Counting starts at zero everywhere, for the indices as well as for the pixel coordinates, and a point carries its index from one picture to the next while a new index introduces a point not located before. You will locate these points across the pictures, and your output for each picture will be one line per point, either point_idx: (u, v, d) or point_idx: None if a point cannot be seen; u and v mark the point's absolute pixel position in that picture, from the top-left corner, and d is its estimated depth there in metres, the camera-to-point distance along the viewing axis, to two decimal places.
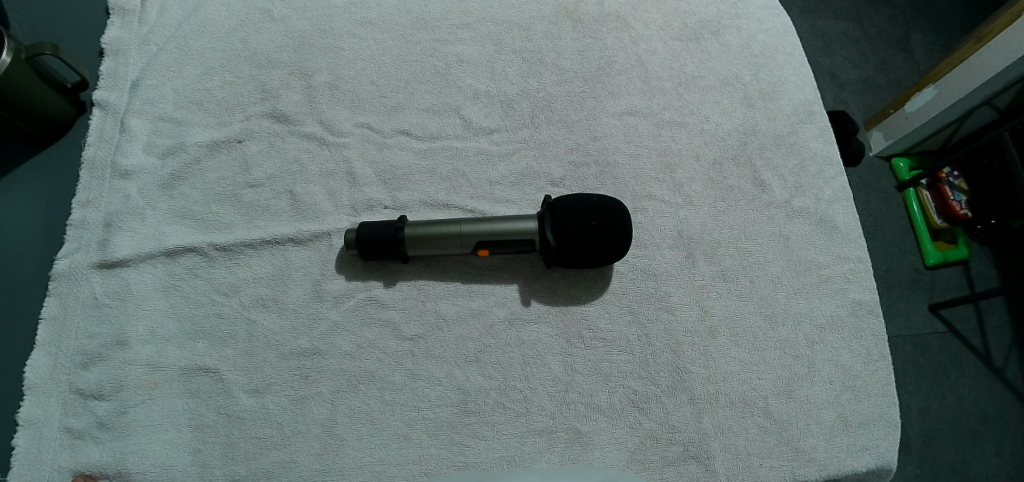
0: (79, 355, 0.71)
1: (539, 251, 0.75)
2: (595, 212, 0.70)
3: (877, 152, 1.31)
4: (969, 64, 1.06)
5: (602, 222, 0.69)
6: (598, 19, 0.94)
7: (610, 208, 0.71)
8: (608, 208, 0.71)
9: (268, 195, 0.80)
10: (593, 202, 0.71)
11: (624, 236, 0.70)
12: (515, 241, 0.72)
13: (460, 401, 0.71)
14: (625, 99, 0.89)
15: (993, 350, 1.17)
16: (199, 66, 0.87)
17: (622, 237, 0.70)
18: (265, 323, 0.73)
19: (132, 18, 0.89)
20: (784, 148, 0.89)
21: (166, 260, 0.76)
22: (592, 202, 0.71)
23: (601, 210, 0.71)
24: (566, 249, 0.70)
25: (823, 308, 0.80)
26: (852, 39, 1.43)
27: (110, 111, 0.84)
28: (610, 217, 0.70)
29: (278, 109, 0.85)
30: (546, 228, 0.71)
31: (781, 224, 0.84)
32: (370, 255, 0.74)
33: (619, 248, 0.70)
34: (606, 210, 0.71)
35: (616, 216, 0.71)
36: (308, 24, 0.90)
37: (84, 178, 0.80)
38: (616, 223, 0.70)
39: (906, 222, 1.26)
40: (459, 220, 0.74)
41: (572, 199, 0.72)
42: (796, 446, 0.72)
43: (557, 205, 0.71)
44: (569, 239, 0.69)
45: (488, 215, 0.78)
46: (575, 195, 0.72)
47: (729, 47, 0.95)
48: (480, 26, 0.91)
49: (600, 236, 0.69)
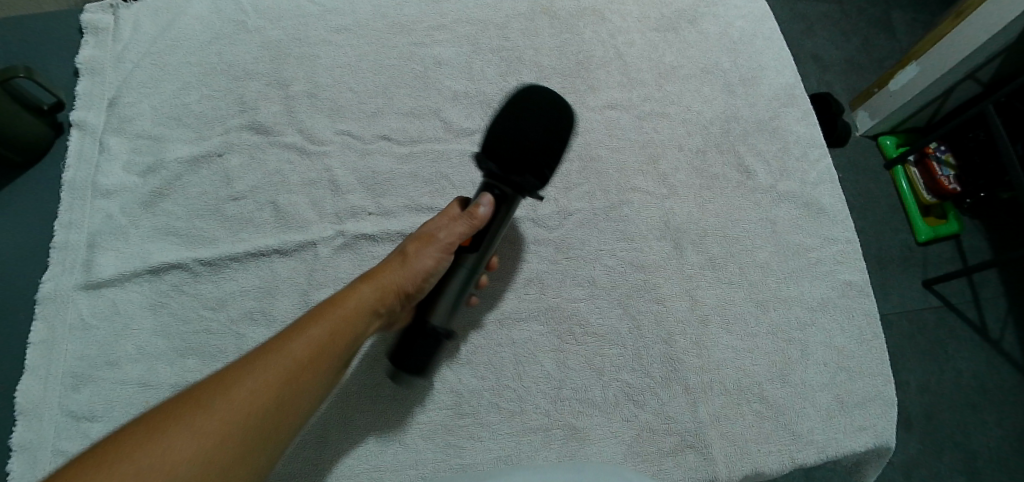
0: (69, 377, 0.71)
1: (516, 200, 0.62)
2: (505, 116, 0.60)
3: (863, 131, 1.31)
4: (951, 38, 1.07)
5: (543, 130, 0.60)
6: (574, 14, 0.94)
7: (506, 101, 0.61)
8: (505, 102, 0.61)
9: (251, 207, 0.80)
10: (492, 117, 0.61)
11: (539, 97, 0.60)
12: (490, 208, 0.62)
13: (454, 404, 0.71)
14: (604, 92, 0.89)
15: (989, 322, 1.17)
16: (175, 82, 0.86)
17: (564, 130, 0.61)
18: (256, 336, 0.73)
19: (105, 37, 0.88)
20: (766, 133, 0.89)
21: (151, 278, 0.76)
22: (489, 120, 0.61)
23: (504, 109, 0.60)
24: (537, 173, 0.60)
25: (813, 290, 0.80)
26: (833, 21, 1.43)
27: (87, 131, 0.83)
28: (517, 104, 0.60)
29: (258, 121, 0.84)
30: (495, 175, 0.61)
31: (767, 209, 0.84)
32: (410, 352, 0.62)
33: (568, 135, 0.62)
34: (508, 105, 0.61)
35: (517, 97, 0.61)
36: (283, 34, 0.89)
37: (65, 200, 0.79)
38: (525, 101, 0.60)
39: (895, 200, 1.27)
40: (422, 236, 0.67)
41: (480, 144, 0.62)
42: (793, 429, 0.73)
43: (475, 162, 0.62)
44: (523, 150, 0.59)
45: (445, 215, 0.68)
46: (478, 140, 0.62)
47: (707, 35, 0.95)
48: (456, 27, 0.91)
49: (527, 120, 0.60)
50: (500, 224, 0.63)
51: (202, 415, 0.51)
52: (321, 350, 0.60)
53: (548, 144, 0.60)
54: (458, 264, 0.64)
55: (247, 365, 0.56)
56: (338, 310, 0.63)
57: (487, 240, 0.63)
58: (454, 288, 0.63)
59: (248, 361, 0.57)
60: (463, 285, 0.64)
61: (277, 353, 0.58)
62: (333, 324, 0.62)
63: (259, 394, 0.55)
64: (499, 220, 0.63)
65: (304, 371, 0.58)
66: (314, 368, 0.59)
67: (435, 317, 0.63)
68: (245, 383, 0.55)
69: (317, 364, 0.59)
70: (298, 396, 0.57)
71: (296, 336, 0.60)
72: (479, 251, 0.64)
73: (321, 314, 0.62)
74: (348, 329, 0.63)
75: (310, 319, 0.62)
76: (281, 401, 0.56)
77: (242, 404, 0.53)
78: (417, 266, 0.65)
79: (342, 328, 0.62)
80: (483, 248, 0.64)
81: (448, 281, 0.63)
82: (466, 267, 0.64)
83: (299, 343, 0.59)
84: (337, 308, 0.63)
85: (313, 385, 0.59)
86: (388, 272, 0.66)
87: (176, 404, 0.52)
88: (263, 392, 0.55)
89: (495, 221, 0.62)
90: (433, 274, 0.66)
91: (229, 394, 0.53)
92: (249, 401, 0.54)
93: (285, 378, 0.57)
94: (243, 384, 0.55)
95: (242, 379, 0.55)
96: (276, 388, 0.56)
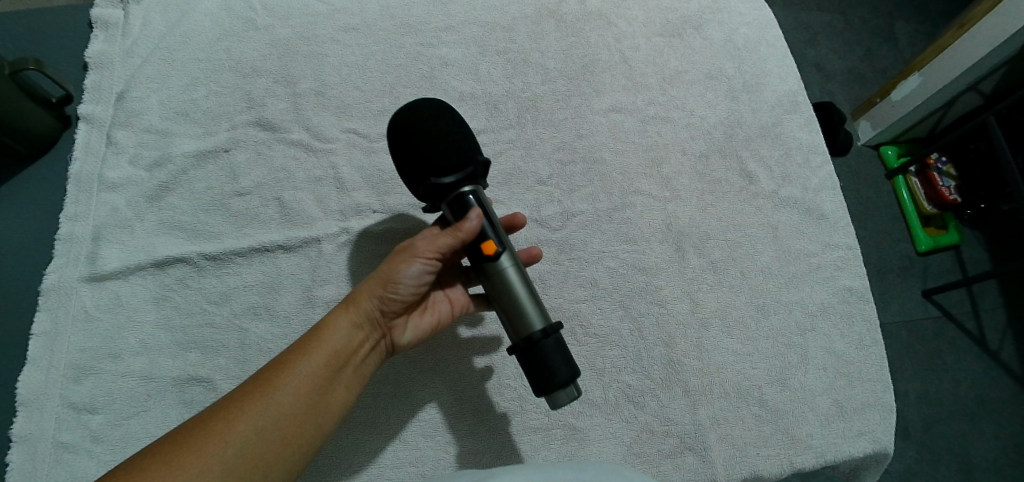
0: (72, 369, 0.71)
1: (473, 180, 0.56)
2: (405, 142, 0.55)
3: (865, 141, 1.31)
4: (953, 50, 1.08)
5: (434, 129, 0.55)
6: (581, 17, 0.95)
7: (391, 135, 0.57)
8: (391, 137, 0.57)
9: (257, 203, 0.80)
10: (396, 156, 0.57)
11: (414, 107, 0.57)
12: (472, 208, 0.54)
13: (455, 402, 0.71)
14: (609, 96, 0.90)
15: (988, 333, 1.17)
16: (184, 77, 0.87)
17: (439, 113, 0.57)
18: (259, 331, 0.74)
19: (115, 31, 0.89)
20: (769, 139, 0.90)
21: (155, 271, 0.76)
22: (395, 161, 0.57)
23: (395, 141, 0.57)
24: (462, 150, 0.55)
25: (813, 295, 0.81)
26: (836, 30, 1.44)
27: (95, 125, 0.83)
28: (404, 126, 0.56)
29: (265, 118, 0.85)
30: (448, 191, 0.55)
31: (769, 214, 0.85)
32: (542, 364, 0.52)
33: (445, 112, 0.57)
34: (394, 138, 0.57)
35: (398, 122, 0.57)
36: (292, 32, 0.90)
37: (71, 192, 0.79)
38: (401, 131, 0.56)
39: (896, 210, 1.27)
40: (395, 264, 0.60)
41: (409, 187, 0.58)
42: (792, 433, 0.73)
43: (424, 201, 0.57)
44: (448, 148, 0.55)
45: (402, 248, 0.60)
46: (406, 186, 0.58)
47: (712, 41, 0.96)
48: (463, 29, 0.92)
49: (425, 127, 0.55)
50: (490, 215, 0.56)
51: (176, 469, 0.47)
52: (309, 390, 0.55)
53: (460, 130, 0.57)
54: (494, 271, 0.55)
55: (230, 408, 0.52)
56: (323, 345, 0.58)
57: (495, 234, 0.55)
58: (519, 292, 0.54)
59: (229, 404, 0.53)
60: (522, 282, 0.55)
61: (261, 396, 0.54)
62: (322, 359, 0.57)
63: (244, 446, 0.51)
64: (487, 213, 0.55)
65: (294, 416, 0.54)
66: (307, 411, 0.55)
67: (524, 327, 0.54)
68: (228, 430, 0.51)
69: (309, 405, 0.55)
70: (289, 444, 0.53)
71: (282, 375, 0.55)
72: (503, 245, 0.55)
73: (307, 348, 0.58)
74: (339, 364, 0.58)
75: (296, 354, 0.57)
76: (267, 451, 0.52)
77: (222, 454, 0.49)
78: (387, 274, 0.60)
79: (332, 364, 0.58)
80: (502, 243, 0.55)
81: (505, 292, 0.55)
82: (506, 267, 0.55)
83: (286, 384, 0.55)
84: (324, 342, 0.58)
85: (305, 430, 0.55)
86: (370, 291, 0.60)
87: (153, 455, 0.48)
88: (249, 442, 0.51)
89: (484, 217, 0.55)
90: (403, 279, 0.60)
91: (211, 442, 0.50)
92: (232, 452, 0.50)
93: (271, 423, 0.53)
94: (229, 432, 0.51)
95: (227, 425, 0.51)
96: (262, 438, 0.52)
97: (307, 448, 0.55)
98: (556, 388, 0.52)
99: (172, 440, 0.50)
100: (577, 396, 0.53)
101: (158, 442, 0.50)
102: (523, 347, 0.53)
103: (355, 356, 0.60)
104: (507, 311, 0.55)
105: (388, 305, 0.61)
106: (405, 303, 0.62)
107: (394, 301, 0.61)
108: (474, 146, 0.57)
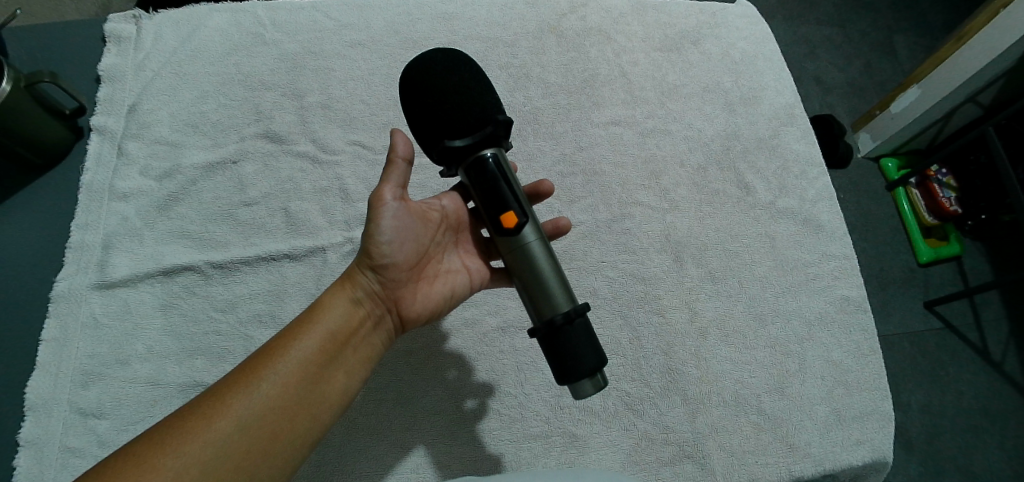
0: (79, 375, 0.72)
1: (490, 140, 0.53)
2: (420, 101, 0.53)
3: (865, 153, 1.32)
4: (952, 61, 1.09)
5: (449, 85, 0.53)
6: (581, 33, 0.97)
7: (405, 91, 0.55)
8: (406, 94, 0.55)
9: (264, 213, 0.82)
10: (411, 116, 0.55)
11: (427, 60, 0.54)
12: (484, 171, 0.52)
13: (455, 410, 0.72)
14: (609, 109, 0.92)
15: (991, 345, 1.17)
16: (194, 90, 0.89)
17: (456, 69, 0.54)
18: (264, 338, 0.75)
19: (127, 45, 0.91)
20: (766, 151, 0.92)
21: (164, 279, 0.78)
22: (410, 120, 0.55)
23: (410, 98, 0.54)
24: (477, 109, 0.53)
25: (811, 305, 0.82)
26: (834, 44, 1.46)
27: (107, 136, 0.85)
28: (420, 82, 0.54)
29: (272, 130, 0.87)
30: (464, 155, 0.53)
31: (766, 224, 0.86)
32: (565, 350, 0.50)
33: (464, 68, 0.55)
34: (408, 96, 0.55)
35: (412, 76, 0.54)
36: (299, 47, 0.93)
37: (83, 201, 0.81)
38: (414, 82, 0.54)
39: (897, 222, 1.28)
40: (386, 227, 0.57)
41: (423, 148, 0.56)
42: (791, 442, 0.73)
43: (439, 166, 0.55)
44: (465, 109, 0.52)
45: (392, 206, 0.57)
46: (420, 146, 0.56)
47: (710, 55, 0.98)
48: (466, 44, 0.94)
49: (441, 85, 0.53)
50: (511, 181, 0.52)
51: (151, 472, 0.45)
52: (302, 378, 0.54)
53: (478, 88, 0.54)
54: (518, 244, 0.53)
55: (215, 402, 0.51)
56: (319, 329, 0.56)
57: (516, 203, 0.52)
58: (543, 268, 0.52)
59: (212, 398, 0.51)
60: (546, 257, 0.53)
61: (247, 388, 0.52)
62: (316, 343, 0.55)
63: (226, 442, 0.49)
64: (507, 180, 0.52)
65: (283, 408, 0.52)
66: (298, 403, 0.53)
67: (548, 308, 0.52)
68: (209, 427, 0.49)
69: (301, 396, 0.53)
70: (279, 438, 0.51)
71: (271, 364, 0.53)
72: (525, 216, 0.52)
73: (301, 331, 0.56)
74: (335, 348, 0.56)
75: (289, 339, 0.55)
76: (253, 448, 0.50)
77: (201, 454, 0.47)
78: (366, 239, 0.58)
79: (326, 347, 0.56)
80: (524, 213, 0.52)
81: (527, 268, 0.52)
82: (529, 241, 0.53)
83: (275, 372, 0.53)
84: (318, 324, 0.57)
85: (296, 424, 0.53)
86: (359, 263, 0.59)
87: (128, 458, 0.46)
88: (231, 439, 0.49)
89: (505, 184, 0.52)
90: (384, 238, 0.57)
91: (190, 441, 0.48)
92: (213, 450, 0.48)
93: (257, 418, 0.51)
94: (207, 431, 0.49)
95: (208, 422, 0.49)
96: (246, 434, 0.50)
97: (301, 442, 0.53)
98: (575, 375, 0.50)
99: (151, 441, 0.48)
100: (602, 386, 0.51)
101: (136, 442, 0.48)
102: (546, 330, 0.51)
103: (353, 338, 0.58)
104: (531, 291, 0.53)
105: (380, 273, 0.59)
106: (399, 266, 0.59)
107: (384, 265, 0.58)
108: (493, 106, 0.55)
